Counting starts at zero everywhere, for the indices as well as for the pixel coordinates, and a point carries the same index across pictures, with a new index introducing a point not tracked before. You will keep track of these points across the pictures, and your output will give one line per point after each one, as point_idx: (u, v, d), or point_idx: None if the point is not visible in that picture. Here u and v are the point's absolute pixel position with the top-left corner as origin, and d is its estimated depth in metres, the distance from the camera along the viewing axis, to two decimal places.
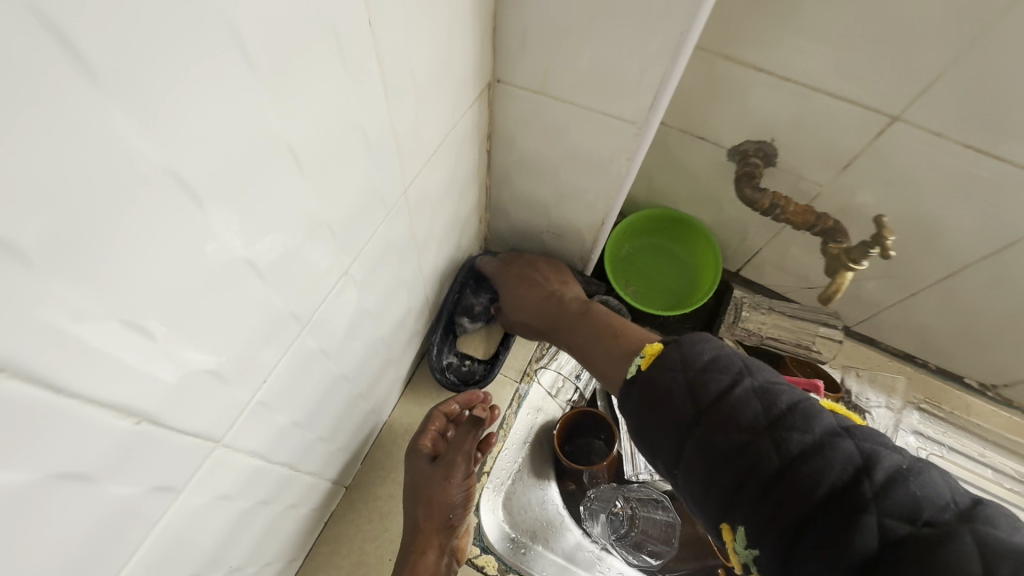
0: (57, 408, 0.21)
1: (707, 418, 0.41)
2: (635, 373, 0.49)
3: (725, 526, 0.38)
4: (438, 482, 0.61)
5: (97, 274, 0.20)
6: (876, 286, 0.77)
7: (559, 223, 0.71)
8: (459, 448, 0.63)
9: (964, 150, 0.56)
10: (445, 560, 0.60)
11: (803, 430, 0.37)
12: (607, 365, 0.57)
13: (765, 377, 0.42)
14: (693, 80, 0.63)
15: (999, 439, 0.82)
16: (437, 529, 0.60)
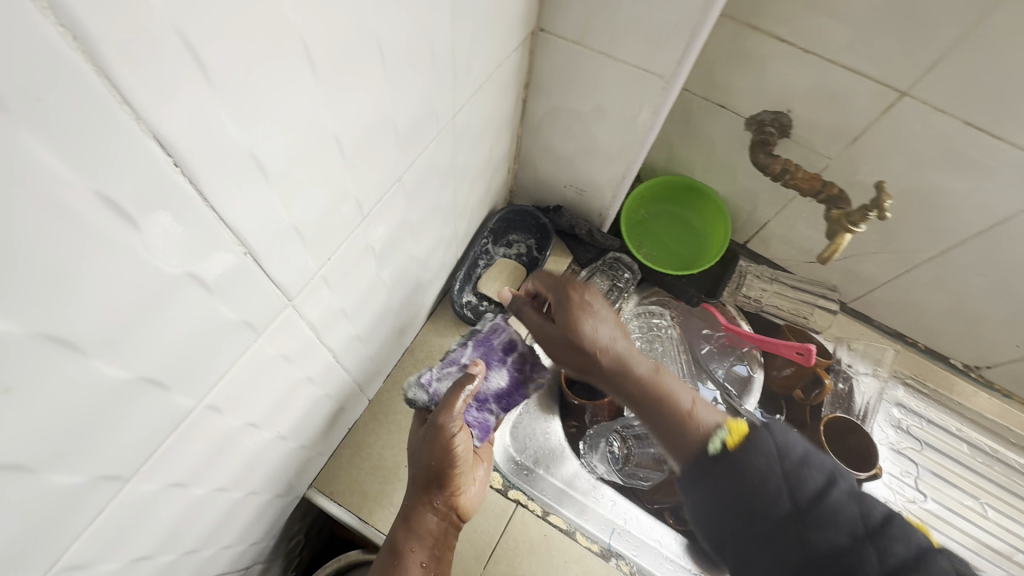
0: (200, 214, 0.26)
1: (806, 519, 0.40)
2: (719, 449, 0.45)
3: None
4: (432, 445, 0.60)
5: (244, 106, 0.25)
6: (873, 262, 0.82)
7: (582, 177, 0.77)
8: (446, 411, 0.60)
9: (965, 129, 0.60)
10: (444, 518, 0.60)
11: (846, 515, 0.39)
12: (679, 422, 0.51)
13: (853, 485, 0.42)
14: (719, 47, 0.67)
15: (978, 417, 0.87)
16: (425, 489, 0.60)
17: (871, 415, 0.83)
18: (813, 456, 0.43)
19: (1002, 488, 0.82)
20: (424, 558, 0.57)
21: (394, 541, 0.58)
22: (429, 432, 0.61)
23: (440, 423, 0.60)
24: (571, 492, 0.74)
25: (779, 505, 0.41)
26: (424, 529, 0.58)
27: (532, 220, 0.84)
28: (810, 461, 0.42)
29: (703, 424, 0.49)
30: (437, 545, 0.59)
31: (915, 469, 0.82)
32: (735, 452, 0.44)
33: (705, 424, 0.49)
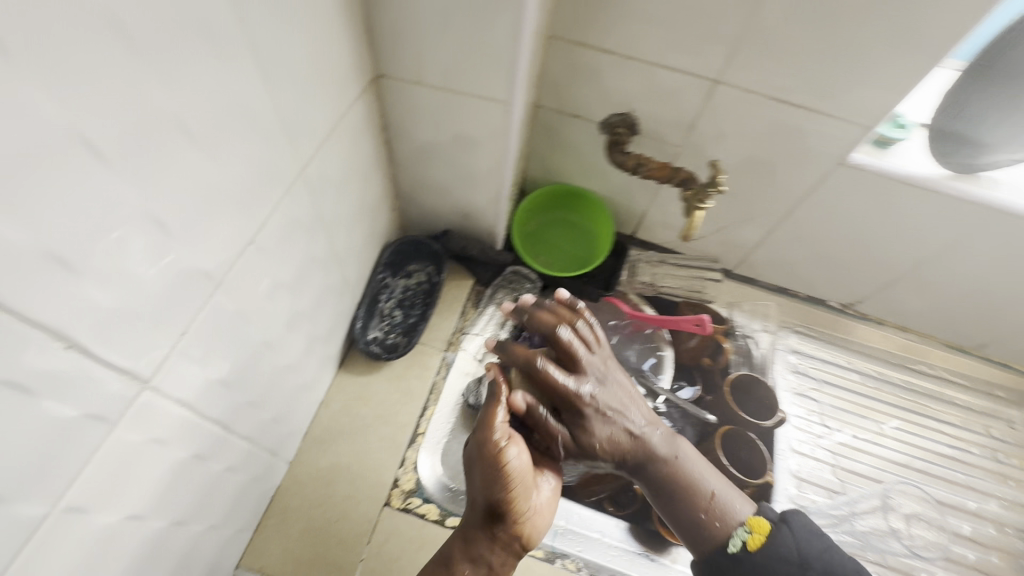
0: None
1: (788, 527, 0.61)
2: (742, 547, 0.60)
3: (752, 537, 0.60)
4: (478, 462, 0.55)
5: (23, 210, 0.26)
6: (742, 230, 0.90)
7: (462, 202, 0.80)
8: (486, 426, 0.56)
9: (774, 103, 0.68)
10: (507, 546, 0.55)
11: (810, 552, 0.58)
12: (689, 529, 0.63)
13: (797, 522, 0.61)
14: (556, 65, 0.73)
15: (861, 348, 0.96)
16: (478, 518, 0.55)
17: (769, 365, 0.91)
18: (802, 520, 0.62)
19: (891, 405, 0.92)
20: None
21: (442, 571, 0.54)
22: (475, 455, 0.55)
23: (482, 439, 0.56)
24: None
25: (774, 558, 0.58)
26: (478, 556, 0.54)
27: (425, 248, 0.86)
28: (829, 551, 0.58)
29: (721, 514, 0.63)
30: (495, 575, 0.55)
31: (817, 406, 0.90)
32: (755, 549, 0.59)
33: (731, 520, 0.62)
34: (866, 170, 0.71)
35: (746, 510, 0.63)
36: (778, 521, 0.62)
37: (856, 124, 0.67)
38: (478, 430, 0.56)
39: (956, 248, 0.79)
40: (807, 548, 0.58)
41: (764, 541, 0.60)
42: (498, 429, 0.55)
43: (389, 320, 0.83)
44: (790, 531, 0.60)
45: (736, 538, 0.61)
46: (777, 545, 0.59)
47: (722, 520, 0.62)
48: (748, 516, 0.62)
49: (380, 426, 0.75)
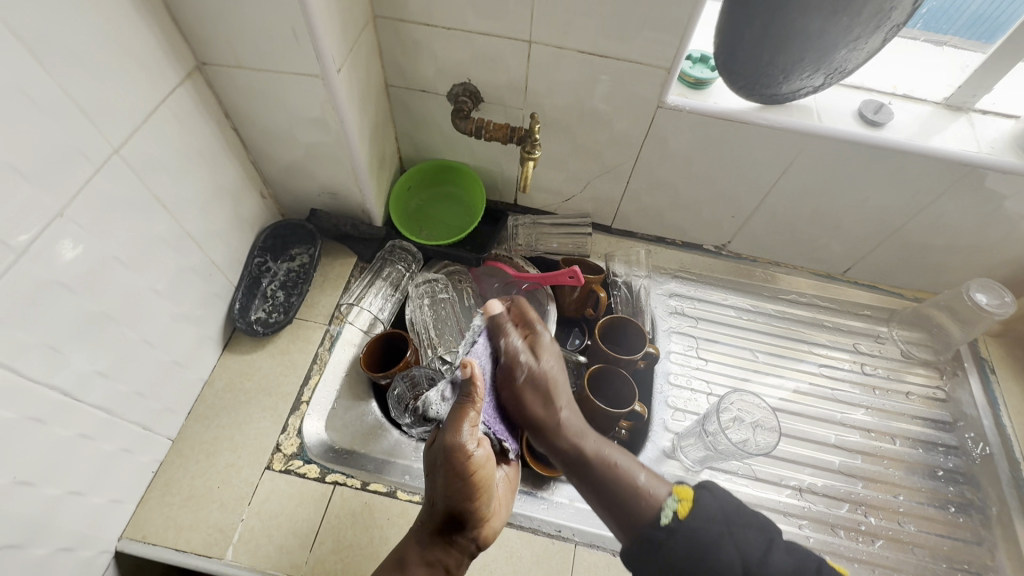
0: None
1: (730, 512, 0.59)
2: (674, 516, 0.60)
3: (680, 503, 0.60)
4: (446, 466, 0.60)
5: None
6: (605, 183, 0.95)
7: (326, 181, 0.85)
8: (456, 432, 0.60)
9: (584, 56, 0.74)
10: (465, 540, 0.64)
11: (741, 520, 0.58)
12: (611, 511, 0.64)
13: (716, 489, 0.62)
14: (389, 43, 0.79)
15: (738, 285, 1.02)
16: (437, 517, 0.63)
17: (643, 307, 0.96)
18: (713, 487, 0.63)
19: (765, 334, 0.97)
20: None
21: (424, 548, 0.63)
22: (440, 462, 0.61)
23: (451, 445, 0.60)
24: (395, 459, 0.79)
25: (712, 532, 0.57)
26: (434, 556, 0.62)
27: (302, 230, 0.91)
28: (748, 527, 0.58)
29: (644, 494, 0.63)
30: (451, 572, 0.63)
31: (695, 342, 0.96)
32: (686, 515, 0.59)
33: (658, 495, 0.63)
34: (681, 109, 0.78)
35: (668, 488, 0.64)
36: (700, 487, 0.63)
37: (659, 67, 0.73)
38: (447, 435, 0.60)
39: (788, 176, 0.85)
40: (733, 513, 0.59)
41: (691, 507, 0.60)
42: (468, 429, 0.60)
43: (272, 300, 0.87)
44: (709, 495, 0.61)
45: (667, 510, 0.61)
46: (709, 516, 0.59)
47: (648, 500, 0.62)
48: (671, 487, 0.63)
49: (263, 398, 0.80)
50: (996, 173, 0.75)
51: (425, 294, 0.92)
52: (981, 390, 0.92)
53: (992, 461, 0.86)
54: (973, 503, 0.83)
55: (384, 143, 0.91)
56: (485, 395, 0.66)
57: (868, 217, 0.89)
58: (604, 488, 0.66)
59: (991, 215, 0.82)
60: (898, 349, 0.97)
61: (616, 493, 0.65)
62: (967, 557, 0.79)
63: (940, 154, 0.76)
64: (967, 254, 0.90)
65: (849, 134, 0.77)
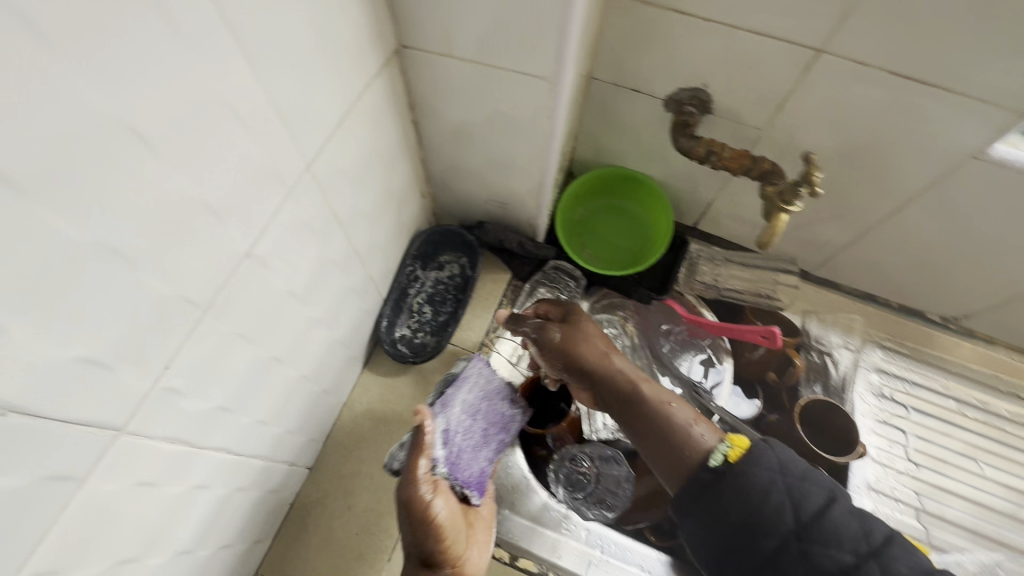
0: None
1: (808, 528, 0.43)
2: (723, 462, 0.47)
3: (735, 443, 0.48)
4: (404, 516, 0.53)
5: None
6: (828, 228, 0.76)
7: (500, 190, 0.71)
8: (411, 482, 0.53)
9: (894, 79, 0.54)
10: None
11: (844, 518, 0.44)
12: (669, 464, 0.51)
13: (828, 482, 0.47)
14: (616, 28, 0.61)
15: (965, 372, 0.82)
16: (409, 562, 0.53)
17: (848, 387, 0.79)
18: (812, 474, 0.47)
19: (996, 442, 0.78)
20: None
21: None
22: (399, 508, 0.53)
23: (408, 497, 0.52)
24: (540, 530, 0.68)
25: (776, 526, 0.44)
26: None
27: (459, 238, 0.78)
28: (810, 476, 0.47)
29: (695, 440, 0.50)
30: None
31: (903, 438, 0.78)
32: (737, 465, 0.47)
33: (706, 440, 0.49)
34: (1006, 165, 0.56)
35: (720, 437, 0.50)
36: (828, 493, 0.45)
37: (1008, 109, 0.52)
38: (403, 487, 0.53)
39: None
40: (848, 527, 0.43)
41: (745, 456, 0.47)
42: (423, 474, 0.54)
43: (419, 317, 0.76)
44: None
45: (715, 457, 0.48)
46: (834, 518, 0.44)
47: (693, 447, 0.50)
48: (721, 432, 0.50)
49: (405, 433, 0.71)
50: None
51: None
52: None
53: None
54: None
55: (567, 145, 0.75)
56: (449, 435, 0.61)
57: None
58: (648, 439, 0.53)
59: None
60: None
61: (665, 451, 0.51)
62: None
63: None
64: None
65: None
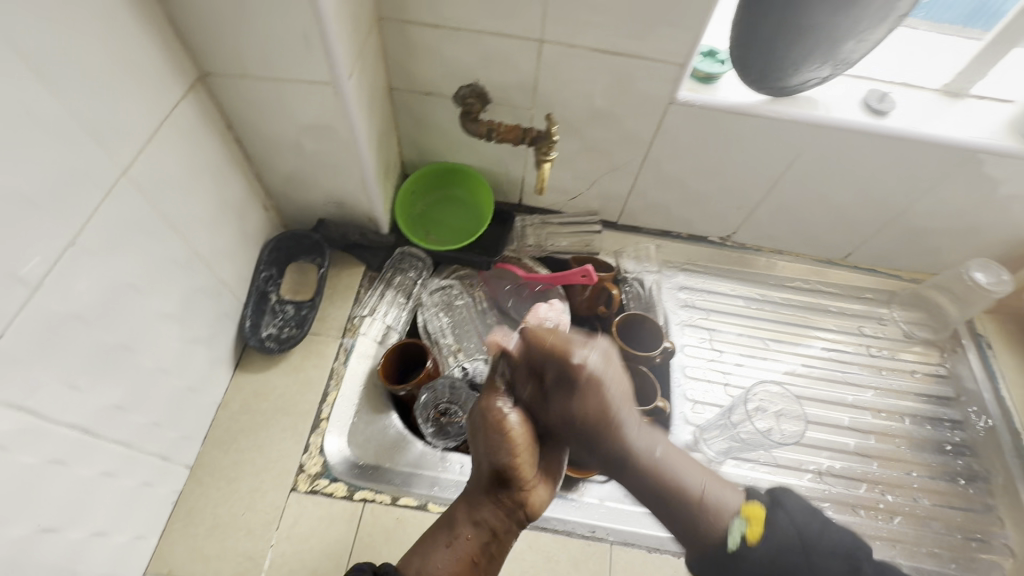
0: None
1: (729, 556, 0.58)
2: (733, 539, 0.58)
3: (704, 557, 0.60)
4: (483, 427, 0.64)
5: None
6: (612, 181, 0.95)
7: (333, 190, 0.83)
8: (489, 395, 0.66)
9: (596, 54, 0.73)
10: (507, 509, 0.64)
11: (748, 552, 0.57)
12: (679, 530, 0.61)
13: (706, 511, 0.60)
14: (394, 44, 0.76)
15: (744, 276, 1.04)
16: (477, 481, 0.65)
17: (656, 302, 0.97)
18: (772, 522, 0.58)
19: (774, 322, 0.99)
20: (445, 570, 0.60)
21: (448, 532, 0.63)
22: (480, 421, 0.65)
23: (485, 406, 0.65)
24: (421, 471, 0.78)
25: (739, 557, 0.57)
26: (482, 519, 0.63)
27: (307, 241, 0.88)
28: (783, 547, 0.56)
29: (715, 508, 0.60)
30: (491, 542, 0.63)
31: (707, 334, 0.97)
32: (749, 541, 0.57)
33: (726, 513, 0.60)
34: (692, 104, 0.77)
35: (740, 501, 0.61)
36: (770, 505, 0.60)
37: (672, 63, 0.72)
38: (481, 396, 0.66)
39: (795, 167, 0.86)
40: (806, 531, 0.57)
41: (760, 531, 0.58)
42: (502, 399, 0.65)
43: (282, 316, 0.84)
44: (784, 515, 0.59)
45: (734, 533, 0.59)
46: (777, 532, 0.58)
47: (715, 521, 0.60)
48: (744, 501, 0.61)
49: (281, 418, 0.77)
50: (997, 158, 0.78)
51: (434, 300, 0.89)
52: (980, 366, 0.95)
53: (995, 433, 0.89)
54: (980, 474, 0.86)
55: (388, 147, 0.88)
56: None
57: (870, 203, 0.91)
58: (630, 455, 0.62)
59: (989, 196, 0.85)
60: (900, 329, 1.00)
61: (673, 515, 0.62)
62: (978, 527, 0.82)
63: (942, 140, 0.78)
64: (965, 234, 0.93)
65: (856, 125, 0.78)
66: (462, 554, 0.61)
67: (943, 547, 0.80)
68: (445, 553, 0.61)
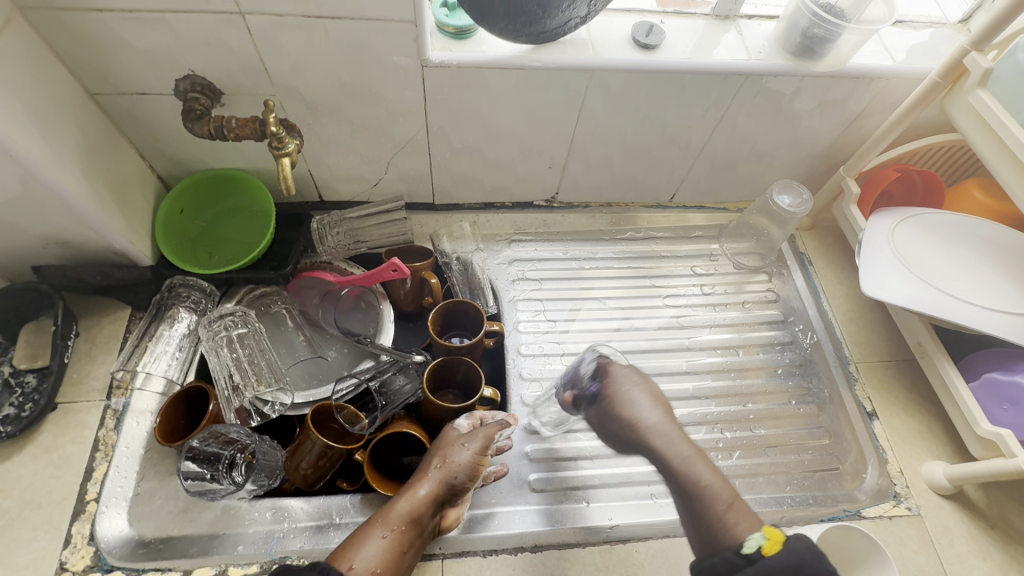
0: None
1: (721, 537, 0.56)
2: None
3: None
4: (471, 444, 0.67)
5: None
6: (407, 160, 0.86)
7: (46, 229, 0.68)
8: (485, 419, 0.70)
9: (313, 21, 0.62)
10: (436, 516, 0.64)
11: None
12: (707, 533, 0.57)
13: None
14: (60, 39, 0.61)
15: (575, 236, 0.99)
16: (429, 477, 0.64)
17: (480, 283, 0.90)
18: None
19: (609, 279, 0.97)
20: (374, 562, 0.57)
21: (383, 524, 0.60)
22: (468, 437, 0.67)
23: (480, 428, 0.68)
24: (223, 531, 0.68)
25: None
26: (417, 518, 0.62)
27: (40, 293, 0.73)
28: None
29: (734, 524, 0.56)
30: (414, 541, 0.61)
31: (542, 305, 0.92)
32: None
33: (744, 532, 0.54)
34: (448, 65, 0.69)
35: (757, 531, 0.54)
36: None
37: (403, 21, 0.63)
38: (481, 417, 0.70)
39: (586, 117, 0.81)
40: None
41: None
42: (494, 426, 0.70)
43: (21, 391, 0.69)
44: None
45: (750, 543, 0.52)
46: None
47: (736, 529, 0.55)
48: None
49: (32, 513, 0.65)
50: (771, 77, 0.76)
51: (211, 336, 0.76)
52: (803, 283, 0.97)
53: (820, 347, 0.92)
54: (811, 390, 0.89)
55: (117, 163, 0.74)
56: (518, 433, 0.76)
57: (672, 142, 0.88)
58: (686, 497, 0.60)
59: (777, 116, 0.84)
60: (731, 262, 1.01)
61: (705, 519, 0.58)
62: (812, 443, 0.85)
63: (716, 67, 0.74)
64: (769, 157, 0.93)
65: (627, 63, 0.73)
66: (393, 547, 0.59)
67: (780, 471, 0.82)
68: (380, 544, 0.59)
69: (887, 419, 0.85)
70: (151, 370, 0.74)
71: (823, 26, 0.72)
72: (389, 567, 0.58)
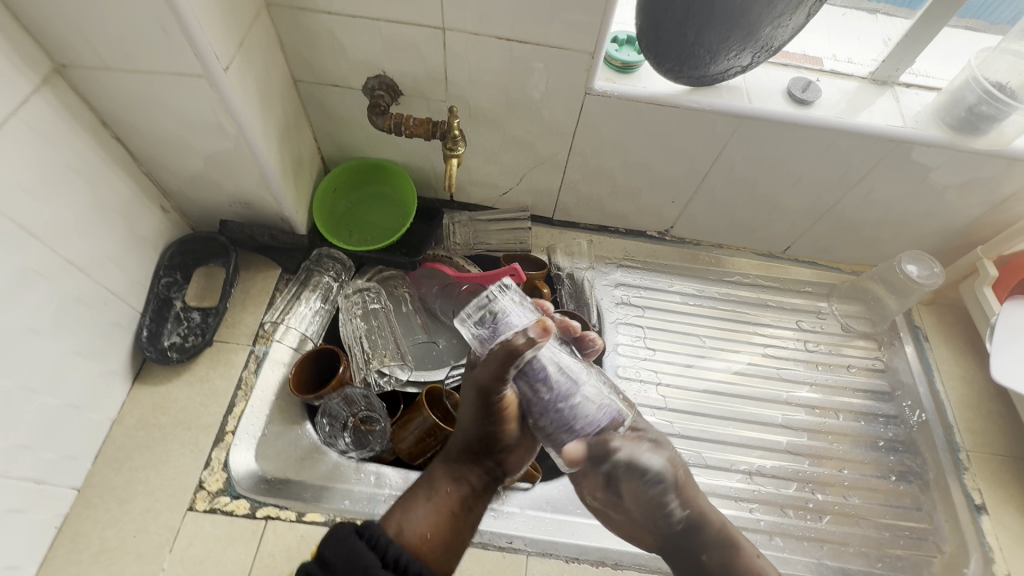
0: None
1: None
2: None
3: None
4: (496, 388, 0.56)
5: None
6: (541, 175, 0.91)
7: (237, 190, 0.78)
8: None
9: (504, 43, 0.69)
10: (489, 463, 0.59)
11: None
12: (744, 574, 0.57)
13: None
14: (289, 33, 0.71)
15: (682, 270, 1.01)
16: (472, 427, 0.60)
17: (587, 298, 0.94)
18: None
19: (711, 318, 0.97)
20: (422, 526, 0.53)
21: (426, 485, 0.57)
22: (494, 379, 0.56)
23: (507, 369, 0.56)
24: (333, 485, 0.73)
25: None
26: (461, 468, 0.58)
27: (214, 244, 0.83)
28: None
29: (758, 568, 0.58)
30: (467, 498, 0.57)
31: (642, 332, 0.95)
32: None
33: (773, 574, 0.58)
34: (609, 95, 0.74)
35: None
36: None
37: (583, 52, 0.69)
38: None
39: (724, 160, 0.83)
40: None
41: None
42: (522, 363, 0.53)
43: (187, 324, 0.79)
44: None
45: None
46: None
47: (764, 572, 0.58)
48: None
49: (181, 432, 0.73)
50: (924, 147, 0.76)
51: (347, 305, 0.86)
52: (916, 358, 0.94)
53: (928, 427, 0.88)
54: (913, 469, 0.86)
55: (299, 142, 0.84)
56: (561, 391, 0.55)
57: (801, 195, 0.88)
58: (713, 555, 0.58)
59: (919, 186, 0.83)
60: (838, 323, 0.99)
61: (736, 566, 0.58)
62: (908, 524, 0.81)
63: (869, 130, 0.75)
64: (900, 224, 0.91)
65: (781, 115, 0.75)
66: (441, 508, 0.55)
67: (871, 545, 0.79)
68: (426, 506, 0.55)
69: (998, 516, 0.80)
70: (290, 326, 0.83)
71: (991, 104, 0.71)
72: (443, 528, 0.54)
